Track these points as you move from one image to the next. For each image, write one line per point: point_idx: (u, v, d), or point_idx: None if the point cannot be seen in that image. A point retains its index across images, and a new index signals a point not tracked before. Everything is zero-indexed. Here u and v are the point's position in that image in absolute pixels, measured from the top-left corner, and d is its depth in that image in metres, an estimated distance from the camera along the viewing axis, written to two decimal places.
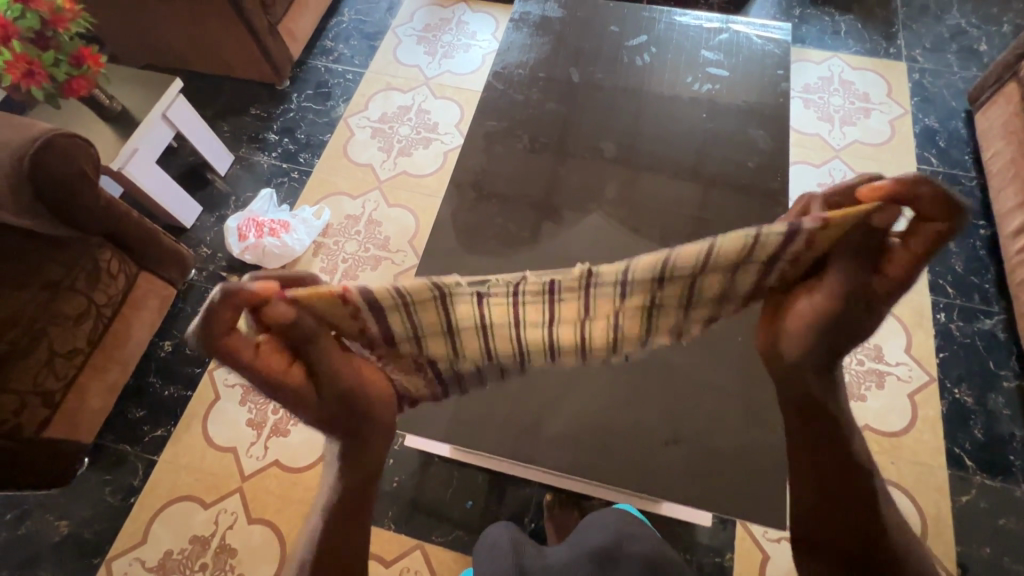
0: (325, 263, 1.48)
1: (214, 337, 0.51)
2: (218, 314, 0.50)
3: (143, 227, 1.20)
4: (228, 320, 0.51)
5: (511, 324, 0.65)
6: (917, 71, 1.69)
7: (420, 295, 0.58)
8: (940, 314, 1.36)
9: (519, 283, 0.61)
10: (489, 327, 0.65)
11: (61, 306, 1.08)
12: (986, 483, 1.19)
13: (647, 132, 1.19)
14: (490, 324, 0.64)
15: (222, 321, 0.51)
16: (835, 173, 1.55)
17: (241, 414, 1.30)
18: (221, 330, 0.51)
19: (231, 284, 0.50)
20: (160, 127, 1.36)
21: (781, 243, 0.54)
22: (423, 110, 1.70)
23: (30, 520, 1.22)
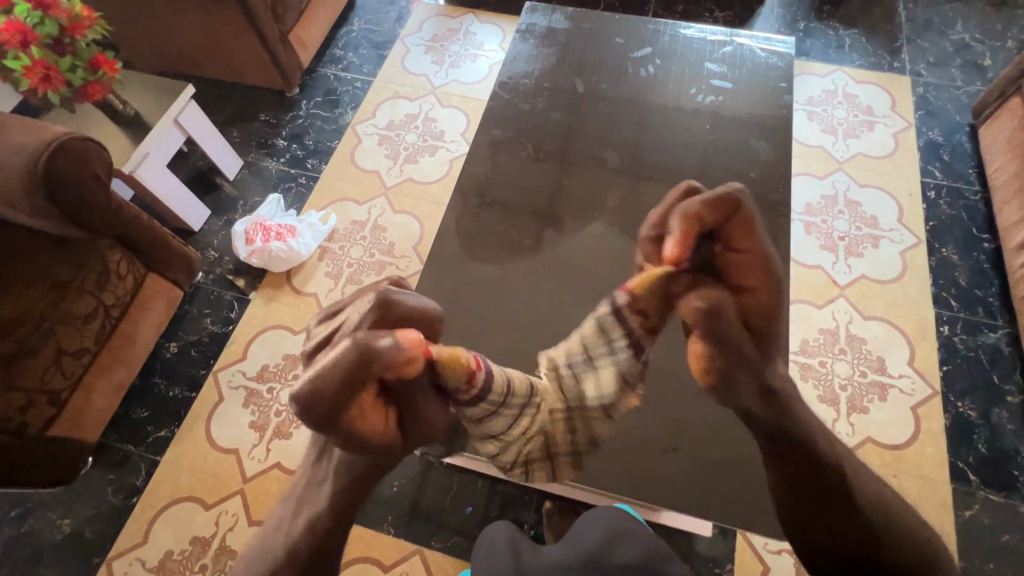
0: (330, 268, 1.50)
1: (341, 391, 0.52)
2: (363, 367, 0.53)
3: (153, 230, 1.22)
4: (364, 374, 0.54)
5: (522, 415, 0.79)
6: (921, 85, 1.70)
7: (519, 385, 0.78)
8: (943, 327, 1.36)
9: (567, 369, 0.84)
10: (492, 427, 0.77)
11: (70, 305, 1.10)
12: (989, 498, 1.18)
13: (650, 143, 1.20)
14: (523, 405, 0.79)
15: (365, 375, 0.54)
16: (838, 185, 1.56)
17: (244, 417, 1.31)
18: (357, 382, 0.53)
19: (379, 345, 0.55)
20: (172, 132, 1.39)
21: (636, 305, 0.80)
22: (430, 118, 1.72)
23: (33, 518, 1.23)
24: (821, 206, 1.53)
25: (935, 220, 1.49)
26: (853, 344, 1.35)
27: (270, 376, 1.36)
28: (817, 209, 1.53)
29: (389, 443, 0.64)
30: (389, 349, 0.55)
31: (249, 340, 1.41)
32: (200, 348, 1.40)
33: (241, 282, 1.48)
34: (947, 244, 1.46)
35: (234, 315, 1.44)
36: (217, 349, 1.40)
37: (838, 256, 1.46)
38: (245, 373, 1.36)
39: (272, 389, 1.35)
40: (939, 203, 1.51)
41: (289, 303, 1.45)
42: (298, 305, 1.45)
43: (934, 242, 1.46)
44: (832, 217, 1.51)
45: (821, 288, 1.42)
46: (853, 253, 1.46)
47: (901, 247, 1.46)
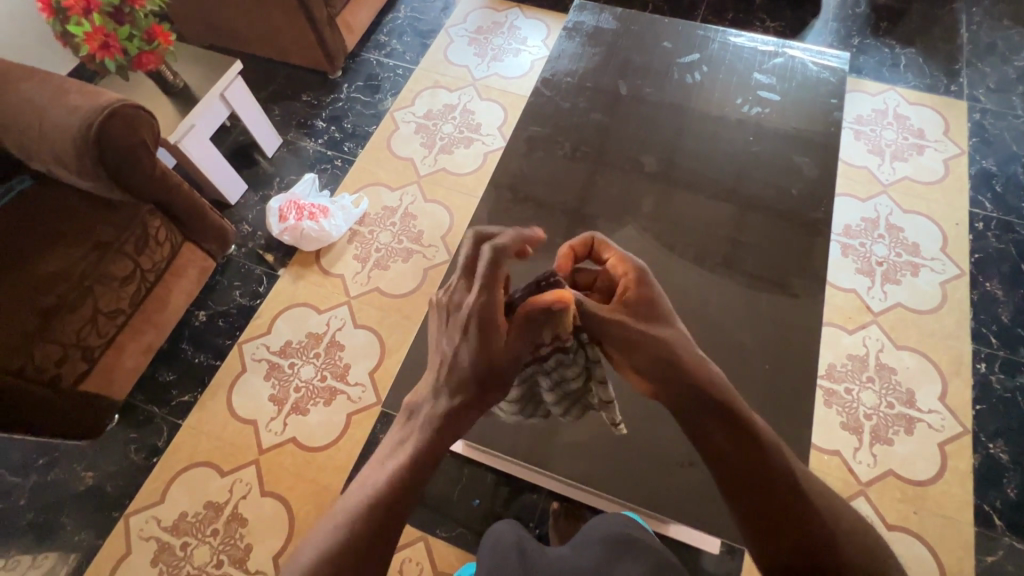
0: (359, 251, 1.51)
1: (419, 436, 0.63)
2: (497, 278, 0.60)
3: (192, 200, 1.25)
4: (487, 308, 0.61)
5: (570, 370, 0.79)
6: (978, 111, 1.63)
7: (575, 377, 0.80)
8: (981, 364, 1.30)
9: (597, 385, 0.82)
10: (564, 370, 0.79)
11: (109, 267, 1.13)
12: (1015, 545, 1.13)
13: (690, 152, 1.18)
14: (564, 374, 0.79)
15: (493, 274, 0.60)
16: (880, 209, 1.51)
17: (264, 389, 1.34)
18: (490, 283, 0.60)
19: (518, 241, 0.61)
20: (217, 106, 1.43)
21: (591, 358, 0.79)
22: (468, 110, 1.72)
23: (59, 467, 1.28)
24: (861, 228, 1.49)
25: (981, 252, 1.43)
26: (882, 373, 1.31)
27: (294, 351, 1.38)
28: (856, 231, 1.49)
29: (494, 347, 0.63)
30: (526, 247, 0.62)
31: (275, 315, 1.43)
32: (227, 319, 1.44)
33: (271, 257, 1.51)
34: (992, 278, 1.40)
35: (262, 289, 1.47)
36: (243, 321, 1.43)
37: (874, 281, 1.42)
38: (270, 347, 1.39)
39: (293, 364, 1.37)
40: (987, 235, 1.45)
41: (316, 282, 1.47)
42: (324, 285, 1.47)
43: (978, 275, 1.41)
44: (871, 241, 1.47)
45: (853, 313, 1.38)
46: (890, 280, 1.42)
47: (942, 278, 1.41)
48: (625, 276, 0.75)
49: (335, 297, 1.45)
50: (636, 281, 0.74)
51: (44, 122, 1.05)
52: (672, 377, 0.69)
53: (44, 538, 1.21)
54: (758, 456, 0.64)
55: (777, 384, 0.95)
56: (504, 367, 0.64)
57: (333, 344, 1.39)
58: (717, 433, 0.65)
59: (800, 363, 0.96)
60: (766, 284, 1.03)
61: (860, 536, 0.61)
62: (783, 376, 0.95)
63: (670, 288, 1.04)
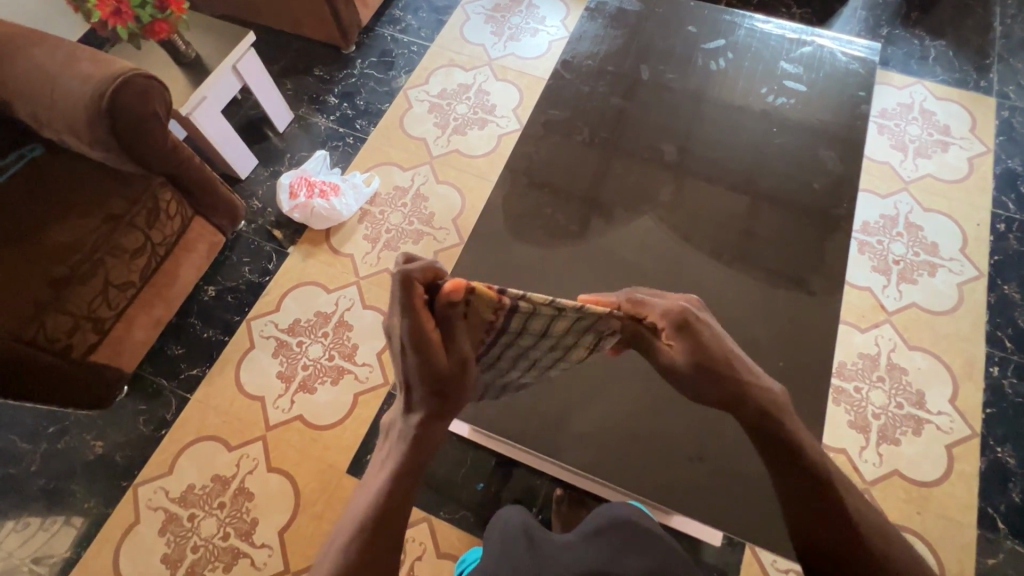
0: (369, 231, 1.50)
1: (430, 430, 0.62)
2: (407, 293, 0.57)
3: (204, 174, 1.24)
4: (412, 330, 0.59)
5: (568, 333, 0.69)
6: (1007, 108, 1.59)
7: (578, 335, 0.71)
8: (993, 367, 1.29)
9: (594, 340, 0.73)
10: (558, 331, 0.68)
11: (120, 239, 1.13)
12: (1016, 549, 1.13)
13: (710, 142, 1.16)
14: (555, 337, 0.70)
15: (409, 300, 0.58)
16: (901, 206, 1.48)
17: (272, 366, 1.35)
18: (411, 307, 0.58)
19: (404, 270, 0.57)
20: (229, 78, 1.40)
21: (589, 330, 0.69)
22: (483, 90, 1.69)
23: (69, 436, 1.29)
24: (879, 225, 1.46)
25: (1000, 254, 1.41)
26: (893, 373, 1.30)
27: (302, 330, 1.38)
28: (874, 229, 1.46)
29: (437, 363, 0.63)
30: (414, 267, 0.57)
31: (284, 292, 1.43)
32: (236, 295, 1.43)
33: (280, 234, 1.50)
34: (1010, 281, 1.38)
35: (272, 266, 1.47)
36: (252, 298, 1.43)
37: (890, 279, 1.40)
38: (278, 325, 1.39)
39: (301, 342, 1.37)
40: (1008, 237, 1.43)
41: (326, 261, 1.46)
42: (334, 264, 1.46)
43: (996, 278, 1.38)
44: (889, 239, 1.44)
45: (867, 311, 1.37)
46: (906, 279, 1.39)
47: (959, 279, 1.39)
48: (663, 330, 0.70)
49: (345, 277, 1.44)
50: (675, 321, 0.70)
51: (56, 89, 1.04)
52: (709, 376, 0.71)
53: (53, 504, 1.23)
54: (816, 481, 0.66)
55: (790, 382, 0.94)
56: (449, 370, 0.64)
57: (341, 324, 1.39)
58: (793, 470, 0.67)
59: (815, 362, 0.95)
60: (783, 280, 1.01)
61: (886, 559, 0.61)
62: (798, 374, 0.94)
63: (684, 280, 1.02)
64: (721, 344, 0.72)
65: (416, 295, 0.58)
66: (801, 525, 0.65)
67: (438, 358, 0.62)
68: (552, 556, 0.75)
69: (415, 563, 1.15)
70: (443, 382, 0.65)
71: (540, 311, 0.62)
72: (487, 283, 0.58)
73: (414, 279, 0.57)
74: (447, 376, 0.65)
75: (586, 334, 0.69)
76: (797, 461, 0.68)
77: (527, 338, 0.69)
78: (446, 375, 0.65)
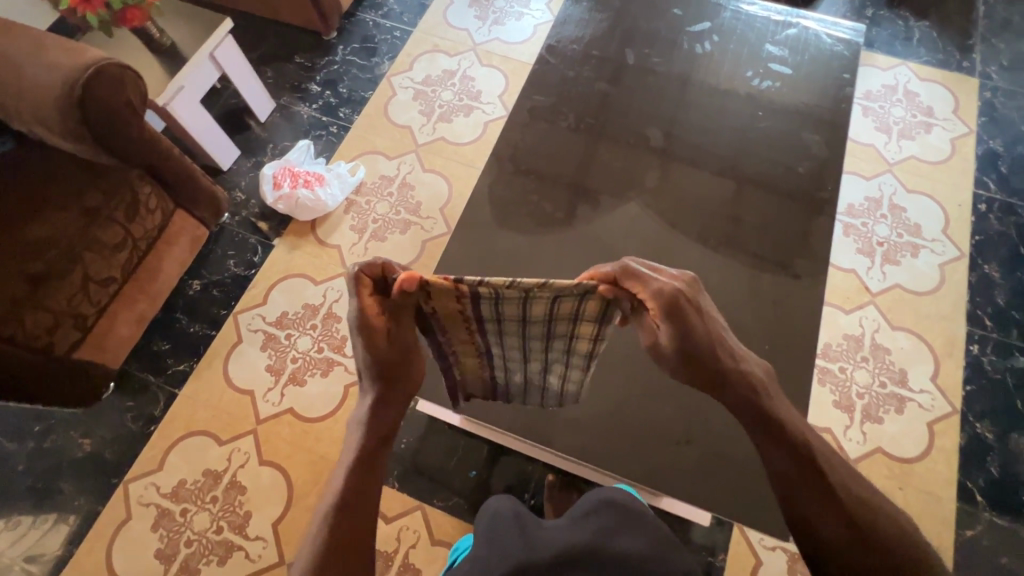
0: (355, 221, 1.49)
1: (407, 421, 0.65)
2: (359, 286, 0.64)
3: (183, 166, 1.21)
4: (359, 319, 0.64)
5: (551, 312, 0.66)
6: (989, 89, 1.60)
7: (563, 313, 0.67)
8: (974, 345, 1.32)
9: (583, 319, 0.69)
10: (540, 309, 0.66)
11: (98, 234, 1.11)
12: (994, 521, 1.17)
13: (696, 126, 1.15)
14: (539, 318, 0.67)
15: (360, 293, 0.64)
16: (884, 188, 1.49)
17: (261, 359, 1.34)
18: (362, 299, 0.64)
19: (356, 267, 0.63)
20: (206, 67, 1.37)
21: (575, 306, 0.66)
22: (468, 77, 1.66)
23: (56, 434, 1.28)
24: (864, 207, 1.47)
25: (981, 234, 1.43)
26: (877, 353, 1.32)
27: (290, 322, 1.37)
28: (859, 211, 1.47)
29: (384, 351, 0.66)
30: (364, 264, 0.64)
31: (271, 285, 1.42)
32: (222, 289, 1.42)
33: (266, 226, 1.48)
34: (991, 260, 1.40)
35: (257, 259, 1.45)
36: (238, 291, 1.41)
37: (874, 261, 1.41)
38: (266, 318, 1.38)
39: (289, 335, 1.36)
40: (989, 217, 1.45)
41: (312, 252, 1.45)
42: (320, 255, 1.45)
43: (976, 257, 1.41)
44: (873, 221, 1.46)
45: (851, 293, 1.38)
46: (890, 260, 1.41)
47: (942, 259, 1.41)
48: (653, 310, 0.65)
49: (332, 268, 1.43)
50: (666, 302, 0.63)
51: (25, 79, 1.00)
52: (695, 357, 0.66)
53: (43, 502, 1.22)
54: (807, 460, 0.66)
55: (776, 365, 0.95)
56: (394, 356, 0.67)
57: (329, 315, 1.38)
58: (777, 454, 0.67)
59: (799, 344, 0.96)
60: (768, 264, 1.02)
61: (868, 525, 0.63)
62: (783, 356, 0.96)
63: (671, 266, 1.03)
64: (711, 326, 0.67)
65: (364, 288, 0.64)
66: (797, 503, 0.65)
67: (383, 345, 0.66)
68: (540, 539, 0.74)
69: (409, 550, 1.15)
70: (390, 370, 0.67)
71: (506, 293, 0.62)
72: (439, 276, 0.61)
73: (356, 274, 0.63)
74: (391, 364, 0.67)
75: (571, 310, 0.67)
76: (788, 442, 0.67)
77: (513, 318, 0.68)
78: (387, 363, 0.67)
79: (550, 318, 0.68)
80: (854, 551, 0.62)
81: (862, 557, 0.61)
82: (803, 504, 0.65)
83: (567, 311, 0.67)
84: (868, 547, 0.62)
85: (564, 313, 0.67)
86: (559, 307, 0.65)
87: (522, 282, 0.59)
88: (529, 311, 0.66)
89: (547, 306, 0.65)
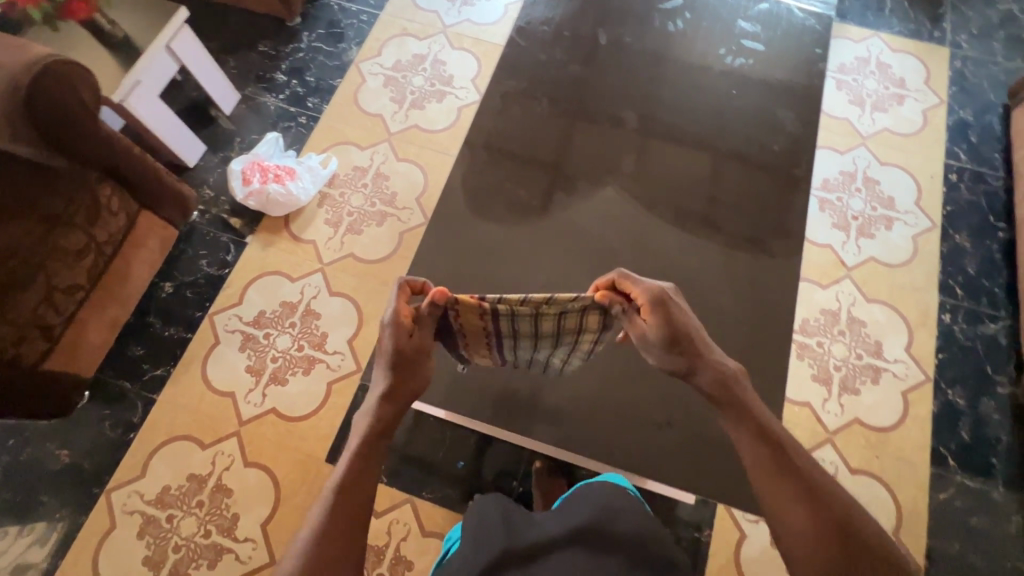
0: (330, 215, 1.45)
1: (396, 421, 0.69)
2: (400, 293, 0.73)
3: (146, 165, 1.17)
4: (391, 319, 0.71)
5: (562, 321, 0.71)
6: (959, 58, 1.61)
7: (573, 323, 0.72)
8: (945, 315, 1.35)
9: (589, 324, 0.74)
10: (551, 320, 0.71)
11: (60, 240, 1.07)
12: (965, 483, 1.21)
13: (671, 107, 1.14)
14: (550, 326, 0.73)
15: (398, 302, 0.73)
16: (859, 161, 1.50)
17: (240, 360, 1.32)
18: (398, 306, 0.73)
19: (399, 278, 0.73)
20: (164, 60, 1.30)
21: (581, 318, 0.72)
22: (439, 61, 1.62)
23: (32, 446, 1.25)
24: (839, 182, 1.48)
25: (952, 204, 1.45)
26: (853, 326, 1.35)
27: (268, 322, 1.35)
28: (834, 185, 1.48)
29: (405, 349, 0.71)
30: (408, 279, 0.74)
31: (246, 284, 1.39)
32: (195, 290, 1.38)
33: (238, 223, 1.44)
34: (961, 230, 1.43)
35: (230, 258, 1.41)
36: (213, 292, 1.38)
37: (849, 235, 1.43)
38: (242, 318, 1.35)
39: (268, 334, 1.34)
40: (959, 187, 1.47)
41: (286, 249, 1.42)
42: (295, 251, 1.42)
43: (948, 228, 1.43)
44: (848, 195, 1.47)
45: (828, 268, 1.40)
46: (865, 234, 1.43)
47: (915, 231, 1.43)
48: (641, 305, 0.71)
49: (308, 264, 1.40)
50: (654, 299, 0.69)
51: None
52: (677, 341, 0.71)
53: (23, 516, 1.20)
54: (774, 443, 0.68)
55: (755, 344, 0.96)
56: (411, 353, 0.72)
57: (308, 313, 1.36)
58: (745, 440, 0.69)
59: (776, 323, 0.98)
60: (744, 244, 1.02)
61: (837, 507, 0.63)
62: (760, 335, 0.97)
63: (649, 250, 1.02)
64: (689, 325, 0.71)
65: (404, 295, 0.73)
66: (766, 485, 0.66)
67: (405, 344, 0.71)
68: (527, 533, 0.74)
69: (400, 543, 1.16)
70: (404, 366, 0.71)
71: (519, 311, 0.68)
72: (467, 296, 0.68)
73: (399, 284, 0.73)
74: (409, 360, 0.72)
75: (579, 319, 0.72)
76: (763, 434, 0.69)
77: (526, 328, 0.74)
78: (404, 360, 0.71)
79: (560, 326, 0.73)
80: (821, 533, 0.61)
81: (831, 541, 0.60)
82: (772, 486, 0.65)
83: (575, 320, 0.72)
84: (841, 531, 0.61)
85: (572, 322, 0.72)
86: (568, 316, 0.70)
87: (534, 300, 0.65)
88: (539, 322, 0.71)
89: (558, 318, 0.70)
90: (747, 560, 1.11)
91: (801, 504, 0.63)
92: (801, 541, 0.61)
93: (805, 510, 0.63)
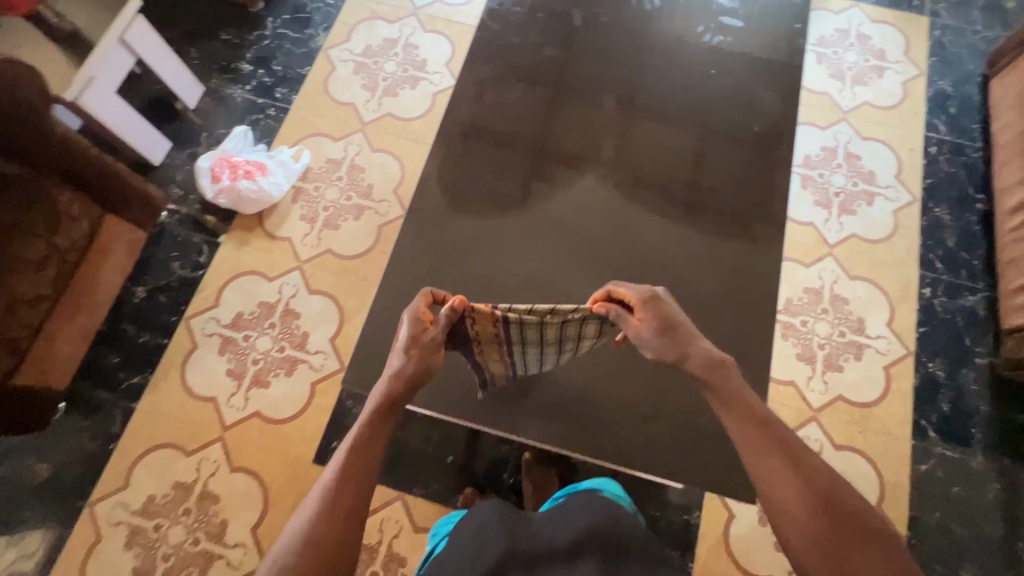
0: (305, 211, 1.41)
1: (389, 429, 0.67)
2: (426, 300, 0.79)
3: (106, 167, 1.11)
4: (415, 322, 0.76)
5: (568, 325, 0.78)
6: (939, 27, 1.59)
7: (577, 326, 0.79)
8: (926, 289, 1.36)
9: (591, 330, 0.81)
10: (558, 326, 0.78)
11: (18, 250, 1.02)
12: (945, 453, 1.24)
13: (650, 89, 1.11)
14: (557, 331, 0.79)
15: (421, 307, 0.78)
16: (840, 137, 1.49)
17: (220, 364, 1.29)
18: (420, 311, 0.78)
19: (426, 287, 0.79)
20: (120, 55, 1.24)
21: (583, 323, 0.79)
22: (411, 45, 1.56)
23: (8, 462, 1.22)
24: (821, 158, 1.47)
25: (933, 178, 1.45)
26: (836, 304, 1.35)
27: (246, 323, 1.32)
28: (816, 162, 1.47)
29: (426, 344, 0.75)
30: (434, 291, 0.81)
31: (222, 285, 1.35)
32: (170, 294, 1.34)
33: (210, 223, 1.40)
34: (941, 203, 1.43)
35: (204, 259, 1.37)
36: (188, 295, 1.34)
37: (831, 212, 1.43)
38: (220, 321, 1.32)
39: (248, 336, 1.31)
40: (939, 160, 1.47)
41: (261, 247, 1.38)
42: (270, 249, 1.38)
43: (928, 201, 1.43)
44: (830, 171, 1.46)
45: (811, 246, 1.40)
46: (846, 211, 1.43)
47: (895, 206, 1.43)
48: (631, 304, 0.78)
49: (284, 262, 1.37)
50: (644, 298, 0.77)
51: None
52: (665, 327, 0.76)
53: (4, 533, 1.18)
54: (761, 420, 0.67)
55: (740, 330, 0.96)
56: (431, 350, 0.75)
57: (288, 313, 1.33)
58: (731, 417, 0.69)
59: (760, 308, 0.97)
60: (726, 229, 1.01)
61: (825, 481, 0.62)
62: (744, 321, 0.96)
63: (631, 238, 1.01)
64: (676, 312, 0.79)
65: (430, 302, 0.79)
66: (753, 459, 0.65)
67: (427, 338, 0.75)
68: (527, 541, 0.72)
69: (392, 541, 1.16)
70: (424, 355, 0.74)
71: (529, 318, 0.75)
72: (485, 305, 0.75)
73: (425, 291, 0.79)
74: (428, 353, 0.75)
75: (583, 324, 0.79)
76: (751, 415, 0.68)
77: (534, 334, 0.80)
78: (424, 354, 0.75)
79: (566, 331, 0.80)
80: (808, 506, 0.60)
81: (819, 514, 0.60)
82: (759, 459, 0.65)
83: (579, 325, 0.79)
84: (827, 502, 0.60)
85: (576, 326, 0.79)
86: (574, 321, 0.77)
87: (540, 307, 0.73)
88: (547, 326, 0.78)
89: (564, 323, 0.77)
90: (736, 538, 1.13)
91: (790, 478, 0.62)
92: (790, 515, 0.60)
93: (795, 483, 0.62)
